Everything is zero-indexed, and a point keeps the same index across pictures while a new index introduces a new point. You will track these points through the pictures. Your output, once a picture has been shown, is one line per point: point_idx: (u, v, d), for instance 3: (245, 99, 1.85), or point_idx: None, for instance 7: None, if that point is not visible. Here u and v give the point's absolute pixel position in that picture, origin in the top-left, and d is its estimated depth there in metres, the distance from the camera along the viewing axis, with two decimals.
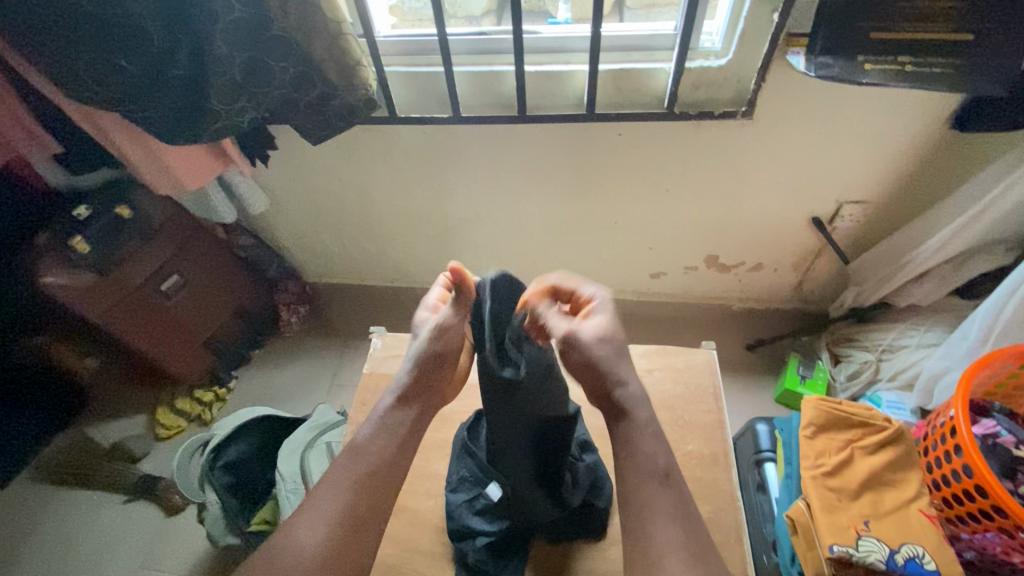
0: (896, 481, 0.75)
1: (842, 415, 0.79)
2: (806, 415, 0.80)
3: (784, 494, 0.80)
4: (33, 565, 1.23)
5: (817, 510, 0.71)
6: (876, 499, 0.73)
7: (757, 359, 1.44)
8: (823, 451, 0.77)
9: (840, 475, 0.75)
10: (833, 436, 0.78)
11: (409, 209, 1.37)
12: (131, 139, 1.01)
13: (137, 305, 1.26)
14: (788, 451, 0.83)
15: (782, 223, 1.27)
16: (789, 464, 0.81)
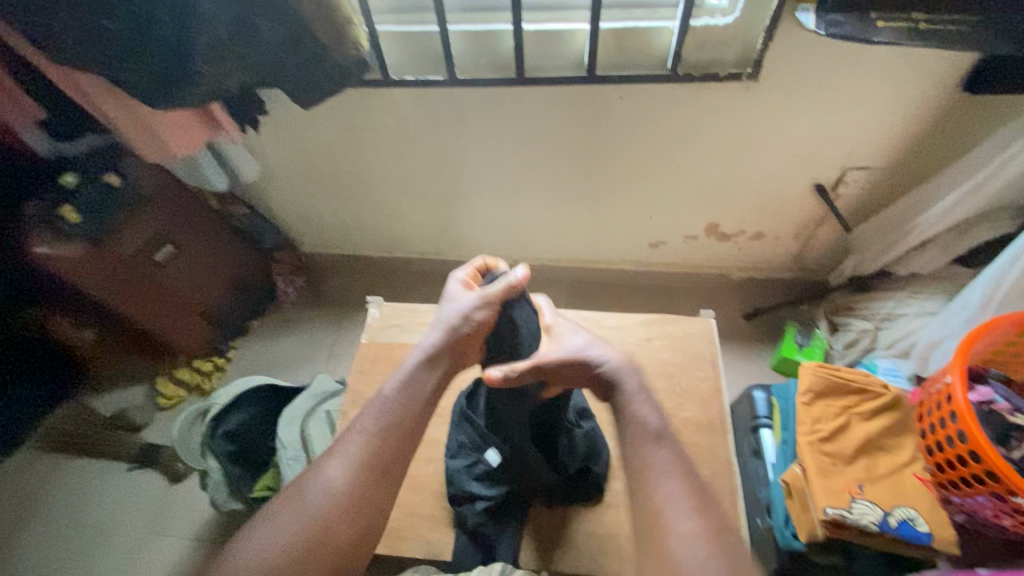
0: (890, 447, 0.76)
1: (841, 381, 0.78)
2: (805, 381, 0.79)
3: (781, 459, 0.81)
4: (42, 530, 1.25)
5: (813, 475, 0.72)
6: (870, 464, 0.74)
7: (755, 328, 1.44)
8: (820, 417, 0.77)
9: (836, 441, 0.75)
10: (830, 402, 0.78)
11: (405, 177, 1.34)
12: (110, 96, 0.95)
13: (131, 275, 1.25)
14: (786, 418, 0.83)
15: (784, 191, 1.25)
16: (786, 430, 0.82)
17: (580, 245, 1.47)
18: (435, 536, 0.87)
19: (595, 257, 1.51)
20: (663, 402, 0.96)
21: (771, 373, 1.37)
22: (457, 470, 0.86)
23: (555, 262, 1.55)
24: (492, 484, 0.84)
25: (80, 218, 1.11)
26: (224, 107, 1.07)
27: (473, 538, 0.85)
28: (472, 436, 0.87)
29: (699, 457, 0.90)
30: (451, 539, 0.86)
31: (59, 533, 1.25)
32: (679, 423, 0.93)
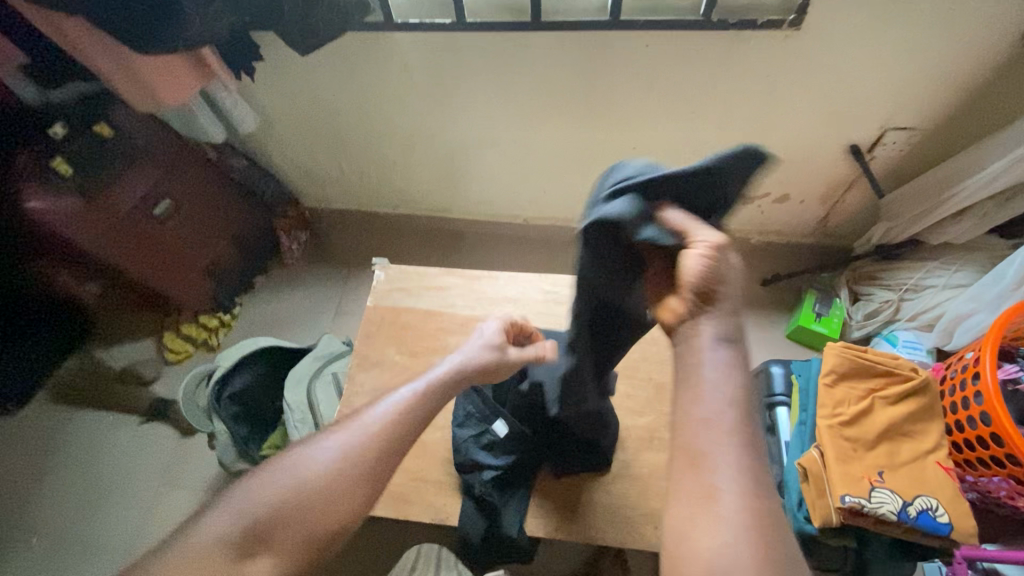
0: (914, 433, 0.73)
1: (867, 364, 0.75)
2: (828, 363, 0.76)
3: (796, 441, 0.77)
4: (60, 479, 1.29)
5: (832, 460, 0.70)
6: (892, 451, 0.72)
7: (772, 295, 1.40)
8: (841, 400, 0.74)
9: (857, 425, 0.73)
10: (854, 385, 0.75)
11: (411, 131, 1.27)
12: (95, 45, 0.89)
13: (129, 230, 1.21)
14: (804, 398, 0.79)
15: (814, 152, 1.17)
16: (805, 411, 0.78)
17: None
18: (442, 503, 0.87)
19: None
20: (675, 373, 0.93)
21: (787, 342, 1.34)
22: (465, 440, 0.85)
23: (566, 223, 1.49)
24: (501, 452, 0.84)
25: (72, 171, 1.08)
26: (215, 51, 0.99)
27: (480, 507, 0.84)
28: (480, 406, 0.86)
29: None
30: (457, 505, 0.86)
31: (76, 483, 1.28)
32: None
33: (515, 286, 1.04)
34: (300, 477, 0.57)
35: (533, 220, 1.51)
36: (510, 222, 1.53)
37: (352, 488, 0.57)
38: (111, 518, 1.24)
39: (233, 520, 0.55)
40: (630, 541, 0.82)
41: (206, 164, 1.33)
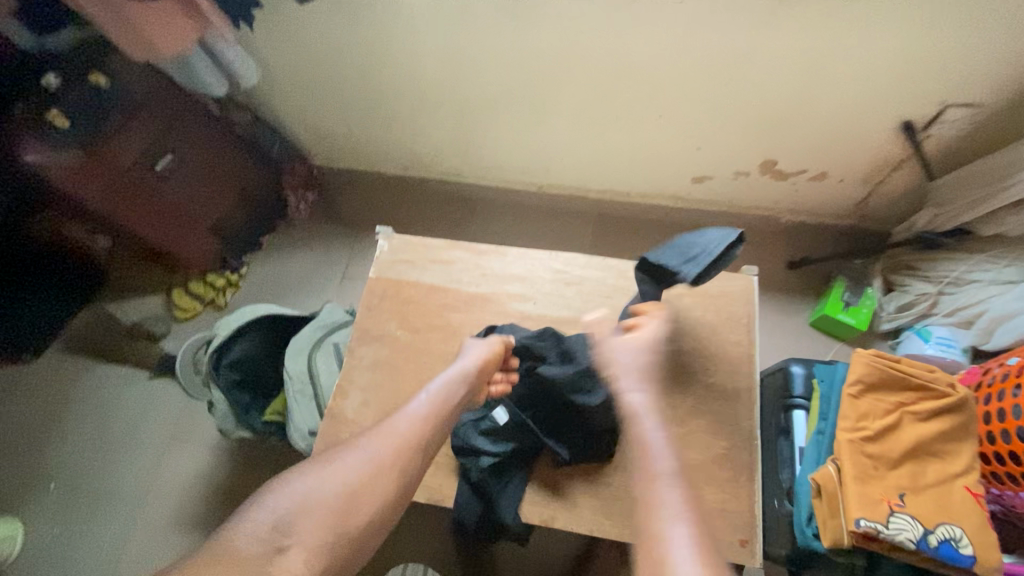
0: (943, 453, 0.68)
1: (898, 375, 0.70)
2: (854, 372, 0.71)
3: (812, 450, 0.74)
4: (73, 427, 1.32)
5: (851, 477, 0.65)
6: (916, 472, 0.66)
7: (798, 279, 1.32)
8: (866, 413, 0.69)
9: (881, 442, 0.68)
10: (881, 398, 0.70)
11: (422, 88, 1.19)
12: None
13: (132, 187, 1.18)
14: (826, 406, 0.76)
15: (861, 127, 1.06)
16: (825, 421, 0.74)
17: (612, 174, 1.32)
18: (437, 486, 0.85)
19: (629, 189, 1.37)
20: (686, 364, 0.88)
21: (810, 330, 1.27)
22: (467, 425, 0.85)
23: (584, 192, 1.41)
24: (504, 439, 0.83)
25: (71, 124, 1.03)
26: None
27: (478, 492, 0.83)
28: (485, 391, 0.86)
29: (719, 428, 0.84)
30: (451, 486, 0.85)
31: (88, 433, 1.31)
32: (701, 389, 0.86)
33: (524, 263, 0.99)
34: (332, 479, 0.58)
35: (548, 188, 1.43)
36: (524, 189, 1.45)
37: (380, 491, 0.58)
38: (122, 469, 1.28)
39: (269, 519, 0.54)
40: (627, 536, 0.80)
41: (210, 120, 1.27)
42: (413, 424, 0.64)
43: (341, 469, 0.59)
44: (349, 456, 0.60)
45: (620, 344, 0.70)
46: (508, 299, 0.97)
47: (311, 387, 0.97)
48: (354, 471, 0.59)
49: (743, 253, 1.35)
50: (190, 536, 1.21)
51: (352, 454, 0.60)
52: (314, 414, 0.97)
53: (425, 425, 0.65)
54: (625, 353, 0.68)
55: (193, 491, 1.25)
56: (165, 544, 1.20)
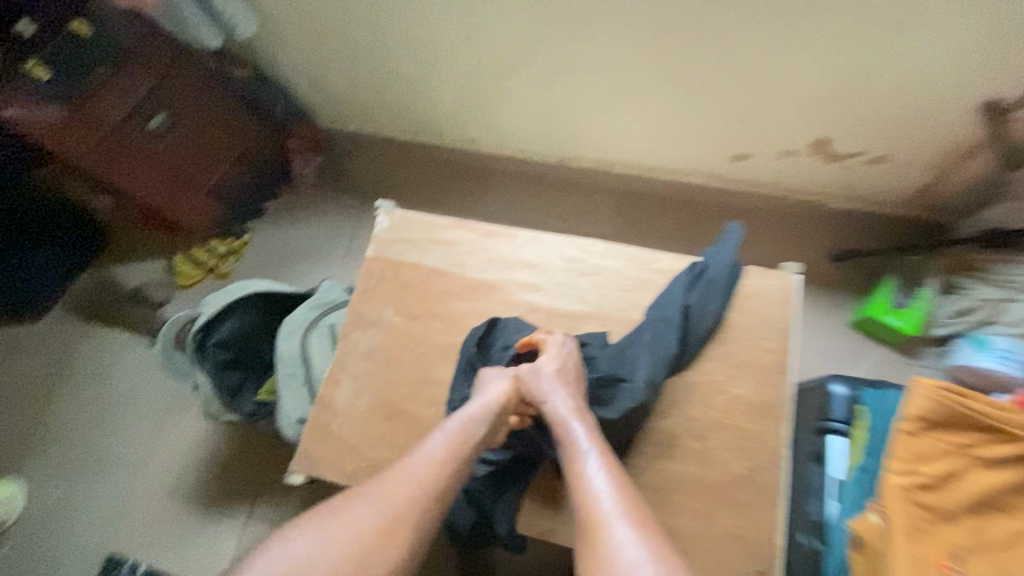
0: (1012, 507, 0.59)
1: (970, 414, 0.58)
2: (914, 408, 0.59)
3: (851, 486, 0.68)
4: (76, 390, 1.31)
5: (898, 531, 0.58)
6: (975, 527, 0.58)
7: (840, 273, 1.19)
8: (922, 455, 0.60)
9: (937, 489, 0.60)
10: (943, 438, 0.59)
11: (433, 44, 1.07)
12: None
13: (121, 146, 1.11)
14: (871, 440, 0.69)
15: (934, 103, 0.92)
16: (870, 456, 0.68)
17: (642, 148, 1.20)
18: None
19: (659, 165, 1.24)
20: (712, 372, 0.79)
21: (850, 330, 1.15)
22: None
23: (609, 165, 1.29)
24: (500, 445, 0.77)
25: (51, 76, 0.98)
26: None
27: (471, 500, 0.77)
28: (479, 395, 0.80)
29: (743, 446, 0.75)
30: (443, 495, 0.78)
31: (91, 397, 1.30)
32: (726, 401, 0.77)
33: (535, 248, 0.90)
34: (337, 529, 0.58)
35: (571, 160, 1.31)
36: (545, 160, 1.33)
37: (392, 545, 0.57)
38: (124, 435, 1.27)
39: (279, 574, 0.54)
40: None
41: (205, 74, 1.18)
42: (426, 469, 0.63)
43: (345, 520, 0.58)
44: (353, 506, 0.60)
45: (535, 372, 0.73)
46: (515, 288, 0.88)
47: (303, 371, 0.92)
48: (359, 520, 0.58)
49: (781, 242, 1.23)
50: (189, 506, 1.20)
51: (357, 503, 0.60)
52: (305, 400, 0.92)
53: (441, 468, 0.63)
54: (545, 380, 0.72)
55: (193, 462, 1.24)
56: (163, 514, 1.20)
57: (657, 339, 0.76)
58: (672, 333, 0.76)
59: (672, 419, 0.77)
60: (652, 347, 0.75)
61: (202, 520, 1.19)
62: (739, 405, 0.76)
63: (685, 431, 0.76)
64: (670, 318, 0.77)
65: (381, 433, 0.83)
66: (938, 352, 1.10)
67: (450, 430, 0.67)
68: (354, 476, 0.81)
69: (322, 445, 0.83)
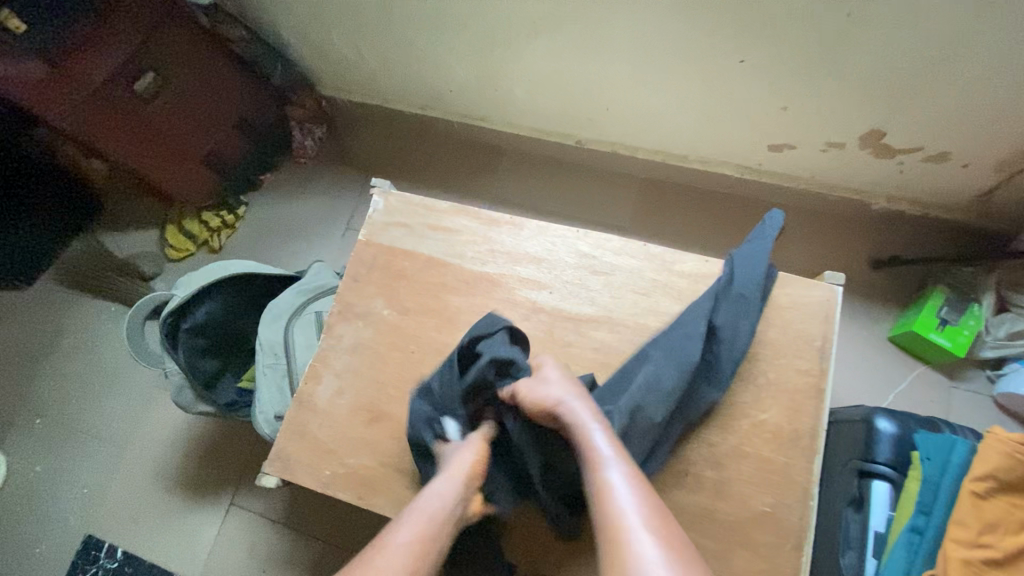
0: None
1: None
2: (987, 464, 0.54)
3: (902, 549, 0.59)
4: (62, 363, 1.26)
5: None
6: None
7: (881, 282, 1.08)
8: (993, 523, 0.53)
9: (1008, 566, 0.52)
10: (1016, 504, 0.54)
11: (443, 8, 0.97)
12: None
13: (107, 108, 1.04)
14: (924, 490, 0.60)
15: (1013, 95, 0.79)
16: (926, 515, 0.58)
17: (668, 134, 1.08)
18: (411, 500, 0.72)
19: (686, 154, 1.12)
20: (736, 393, 0.70)
21: (888, 346, 1.04)
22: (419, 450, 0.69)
23: (631, 151, 1.18)
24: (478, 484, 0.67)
25: (29, 28, 0.91)
26: None
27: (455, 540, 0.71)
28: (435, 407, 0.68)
29: (767, 479, 0.66)
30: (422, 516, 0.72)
31: (76, 370, 1.25)
32: (750, 427, 0.68)
33: (544, 241, 0.80)
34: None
35: (588, 144, 1.20)
36: (560, 143, 1.22)
37: None
38: (109, 410, 1.22)
39: None
40: None
41: (194, 30, 1.09)
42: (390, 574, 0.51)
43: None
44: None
45: (525, 384, 0.63)
46: (519, 285, 0.79)
47: (284, 363, 0.85)
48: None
49: (817, 244, 1.12)
50: (171, 490, 1.15)
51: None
52: (283, 395, 0.85)
53: (411, 564, 0.52)
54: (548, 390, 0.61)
55: (176, 444, 1.18)
56: (144, 497, 1.15)
57: (670, 353, 0.66)
58: (696, 345, 0.66)
59: (685, 442, 0.68)
60: (665, 362, 0.65)
61: (183, 505, 1.14)
62: (764, 432, 0.67)
63: (700, 458, 0.68)
64: (695, 328, 0.67)
65: (362, 437, 0.76)
66: (990, 377, 1.00)
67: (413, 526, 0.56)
68: (331, 483, 0.74)
69: (298, 446, 0.76)
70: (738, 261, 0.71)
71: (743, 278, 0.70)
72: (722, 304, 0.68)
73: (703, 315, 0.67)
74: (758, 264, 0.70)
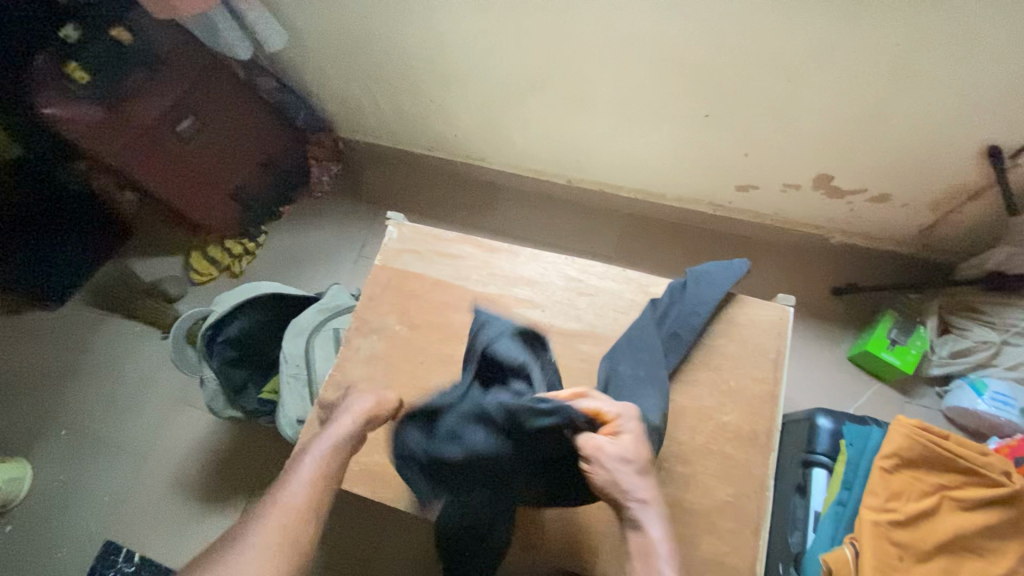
0: (986, 550, 0.61)
1: (943, 454, 0.63)
2: (888, 445, 0.65)
3: (831, 522, 0.70)
4: (88, 379, 1.35)
5: (869, 566, 0.61)
6: (950, 568, 0.60)
7: (839, 307, 1.20)
8: (898, 493, 0.64)
9: (913, 528, 0.62)
10: (918, 477, 0.64)
11: (453, 67, 1.12)
12: None
13: (153, 146, 1.16)
14: (849, 472, 0.71)
15: (934, 148, 0.94)
16: (849, 492, 0.70)
17: (648, 175, 1.23)
18: (418, 494, 0.81)
19: (664, 192, 1.26)
20: (703, 398, 0.80)
21: (848, 365, 1.16)
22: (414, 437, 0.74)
23: (616, 191, 1.32)
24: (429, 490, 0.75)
25: (90, 79, 1.03)
26: None
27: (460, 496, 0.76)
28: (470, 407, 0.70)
29: (730, 473, 0.76)
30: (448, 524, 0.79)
31: (101, 384, 1.35)
32: (714, 427, 0.78)
33: (537, 266, 0.92)
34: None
35: (578, 183, 1.34)
36: (552, 182, 1.36)
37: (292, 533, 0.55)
38: (131, 422, 1.31)
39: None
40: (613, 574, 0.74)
41: (233, 81, 1.24)
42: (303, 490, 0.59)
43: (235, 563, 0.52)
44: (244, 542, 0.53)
45: (611, 455, 0.61)
46: (514, 304, 0.90)
47: (306, 374, 0.95)
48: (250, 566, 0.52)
49: (782, 273, 1.24)
50: (187, 497, 1.23)
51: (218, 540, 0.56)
52: (306, 400, 0.95)
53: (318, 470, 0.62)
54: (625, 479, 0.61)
55: (194, 454, 1.27)
56: (161, 506, 1.23)
57: (650, 371, 0.77)
58: (665, 368, 0.78)
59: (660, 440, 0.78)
60: (652, 379, 0.76)
61: (197, 512, 1.21)
62: (725, 431, 0.77)
63: (671, 454, 0.77)
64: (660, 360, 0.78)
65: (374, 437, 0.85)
66: (938, 394, 1.11)
67: (319, 451, 0.64)
68: (347, 479, 0.83)
69: None
70: (684, 282, 0.84)
71: (690, 296, 0.82)
72: (669, 328, 0.81)
73: (660, 346, 0.79)
74: (701, 289, 0.83)
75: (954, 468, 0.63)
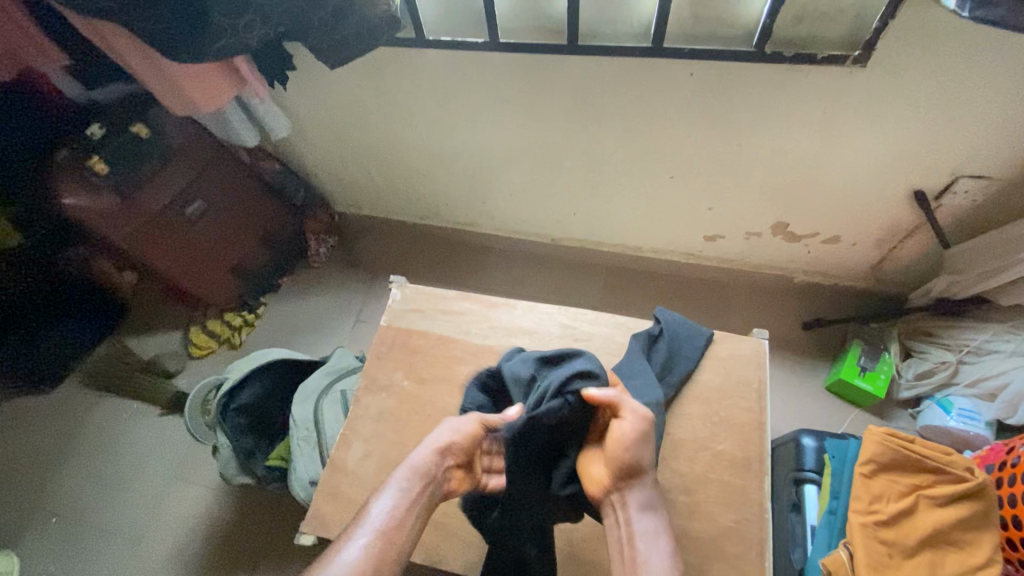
0: (964, 543, 0.68)
1: (912, 456, 0.71)
2: (868, 452, 0.73)
3: (826, 531, 0.78)
4: (82, 462, 1.33)
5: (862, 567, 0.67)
6: (934, 561, 0.67)
7: (811, 340, 1.30)
8: (879, 495, 0.71)
9: (897, 526, 0.70)
10: (895, 479, 0.72)
11: (443, 151, 1.26)
12: (144, 58, 0.94)
13: (160, 229, 1.23)
14: (835, 483, 0.80)
15: (870, 195, 1.08)
16: (837, 501, 0.77)
17: (624, 231, 1.35)
18: (435, 544, 0.82)
19: (642, 244, 1.38)
20: (697, 430, 0.86)
21: (827, 394, 1.24)
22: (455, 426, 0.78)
23: (597, 246, 1.43)
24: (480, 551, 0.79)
25: (108, 169, 1.10)
26: (251, 61, 1.00)
27: None
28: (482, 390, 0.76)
29: (730, 499, 0.81)
30: None
31: (95, 466, 1.32)
32: (711, 456, 0.84)
33: (534, 316, 0.99)
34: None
35: (562, 241, 1.45)
36: (538, 241, 1.47)
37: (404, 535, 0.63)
38: (128, 505, 1.28)
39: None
40: None
41: (238, 165, 1.35)
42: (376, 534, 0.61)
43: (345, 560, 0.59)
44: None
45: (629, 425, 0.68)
46: None
47: (315, 434, 0.97)
48: None
49: (754, 311, 1.35)
50: None
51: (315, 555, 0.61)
52: (317, 462, 0.97)
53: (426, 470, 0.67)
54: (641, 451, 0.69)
55: (195, 531, 1.24)
56: None
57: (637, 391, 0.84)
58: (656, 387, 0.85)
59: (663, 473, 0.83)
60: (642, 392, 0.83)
61: None
62: (721, 459, 0.83)
63: (674, 486, 0.82)
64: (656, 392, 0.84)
65: None
66: (911, 414, 1.19)
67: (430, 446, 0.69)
68: None
69: (332, 505, 0.86)
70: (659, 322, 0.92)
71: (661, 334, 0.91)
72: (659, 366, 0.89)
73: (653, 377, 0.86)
74: (673, 330, 0.91)
75: (929, 471, 0.70)
